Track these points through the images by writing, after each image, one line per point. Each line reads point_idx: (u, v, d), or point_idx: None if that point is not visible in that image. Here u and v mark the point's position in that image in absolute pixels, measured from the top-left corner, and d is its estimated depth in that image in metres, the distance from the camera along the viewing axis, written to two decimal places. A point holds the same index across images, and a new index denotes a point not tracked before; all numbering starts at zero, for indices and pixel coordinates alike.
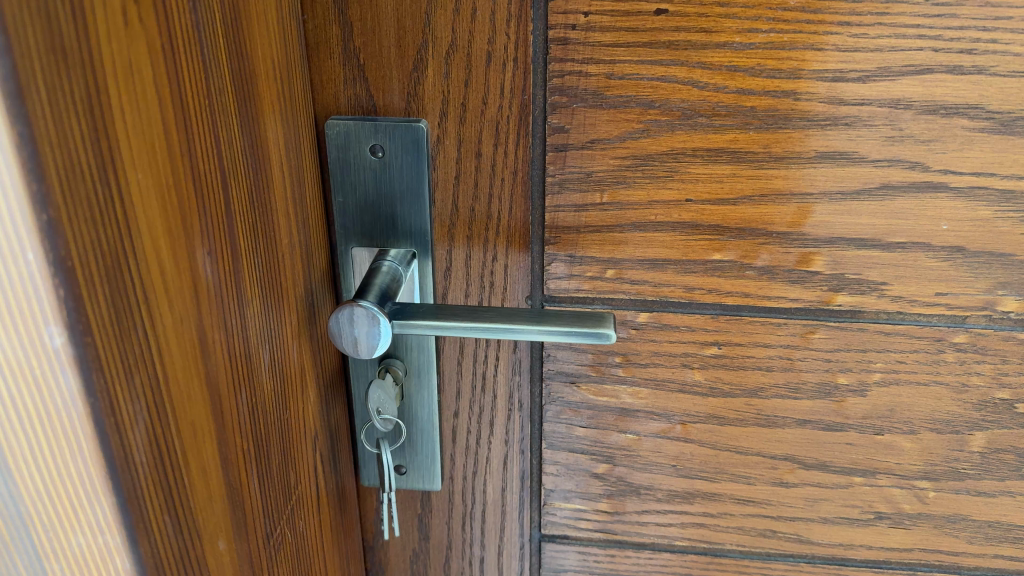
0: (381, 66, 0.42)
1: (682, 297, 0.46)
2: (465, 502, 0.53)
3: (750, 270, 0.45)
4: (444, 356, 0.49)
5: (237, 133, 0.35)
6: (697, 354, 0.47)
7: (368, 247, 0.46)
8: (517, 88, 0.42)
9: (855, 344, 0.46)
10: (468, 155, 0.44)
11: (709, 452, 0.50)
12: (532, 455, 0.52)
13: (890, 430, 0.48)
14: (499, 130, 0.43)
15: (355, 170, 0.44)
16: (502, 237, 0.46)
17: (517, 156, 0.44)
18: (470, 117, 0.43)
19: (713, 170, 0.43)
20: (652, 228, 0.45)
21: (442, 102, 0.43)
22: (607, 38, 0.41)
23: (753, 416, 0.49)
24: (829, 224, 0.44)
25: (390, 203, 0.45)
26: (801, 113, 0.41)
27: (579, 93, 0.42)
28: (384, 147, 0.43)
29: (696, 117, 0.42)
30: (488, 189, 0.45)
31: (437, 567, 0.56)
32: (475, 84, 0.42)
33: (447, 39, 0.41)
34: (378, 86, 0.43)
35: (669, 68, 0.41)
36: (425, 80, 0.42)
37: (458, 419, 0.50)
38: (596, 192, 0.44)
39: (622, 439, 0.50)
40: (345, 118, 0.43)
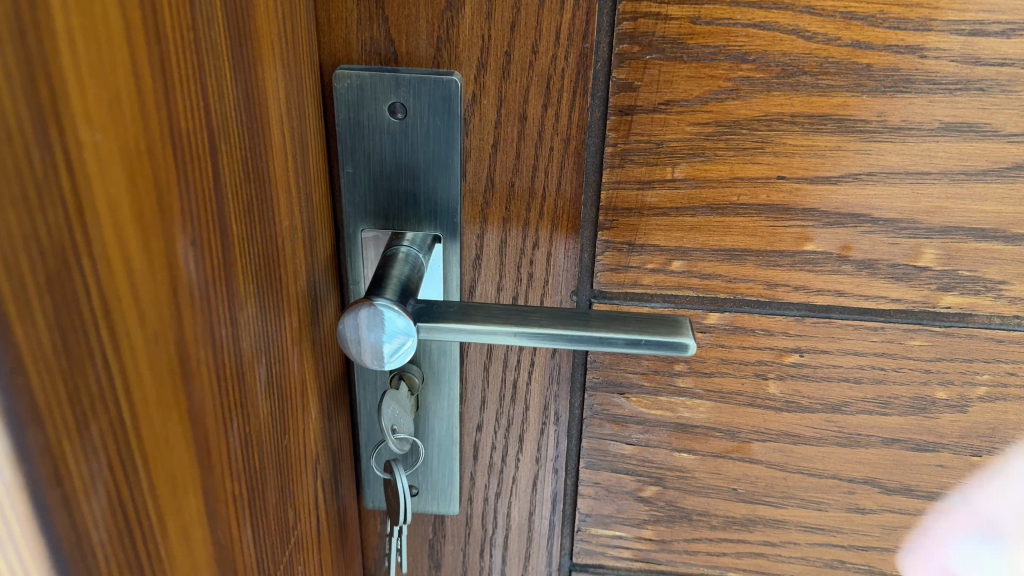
0: (406, 2, 0.34)
1: (761, 295, 0.39)
2: (485, 527, 0.46)
3: (846, 266, 0.38)
4: (468, 361, 0.41)
5: (231, 77, 0.26)
6: (774, 363, 0.40)
7: (380, 231, 0.38)
8: (577, 33, 0.34)
9: (960, 353, 0.39)
10: (511, 118, 0.36)
11: (777, 474, 0.43)
12: (567, 474, 0.44)
13: (990, 451, 0.41)
14: (551, 85, 0.35)
15: (369, 133, 0.35)
16: (545, 221, 0.38)
17: (572, 120, 0.35)
18: (515, 71, 0.35)
19: (813, 142, 0.35)
20: (732, 211, 0.37)
21: (481, 49, 0.34)
22: None
23: (833, 433, 0.42)
24: (946, 212, 0.36)
25: (411, 175, 0.36)
26: (927, 74, 0.34)
27: (655, 42, 0.34)
28: (406, 105, 0.35)
29: (798, 75, 0.34)
30: (533, 159, 0.36)
31: None
32: (523, 27, 0.34)
33: None
34: (401, 28, 0.34)
35: (770, 13, 0.33)
36: (461, 21, 0.34)
37: (482, 433, 0.43)
38: (666, 165, 0.36)
39: (675, 459, 0.43)
40: (358, 68, 0.34)
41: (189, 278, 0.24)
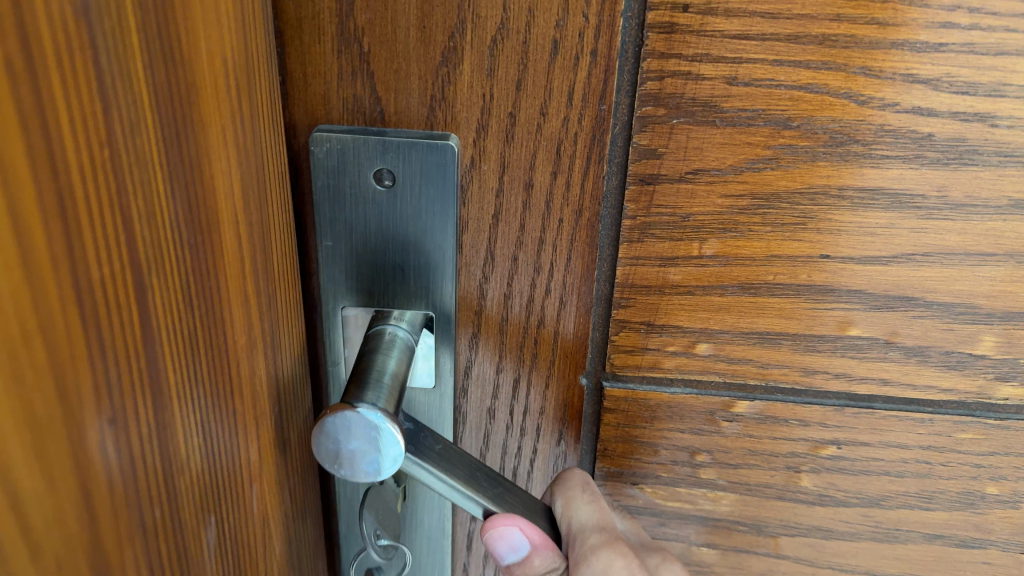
0: (394, 56, 0.29)
1: (797, 382, 0.34)
2: None
3: (894, 352, 0.33)
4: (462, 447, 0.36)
5: (167, 188, 0.20)
6: (808, 455, 0.35)
7: (362, 309, 0.33)
8: (593, 93, 0.29)
9: (1016, 447, 0.35)
10: (515, 186, 0.31)
11: (806, 571, 0.39)
12: None
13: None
14: (561, 152, 0.30)
15: (351, 204, 0.31)
16: (553, 301, 0.33)
17: (586, 189, 0.31)
18: (521, 134, 0.30)
19: (863, 218, 0.31)
20: (767, 292, 0.32)
21: (481, 109, 0.29)
22: (734, 27, 0.28)
23: (870, 528, 0.37)
24: (1010, 295, 0.32)
25: (399, 249, 0.31)
26: (997, 145, 0.29)
27: (684, 104, 0.29)
28: (394, 172, 0.30)
29: (849, 144, 0.29)
30: (540, 231, 0.32)
31: None
32: (531, 86, 0.29)
33: (495, 17, 0.28)
34: (388, 84, 0.29)
35: (818, 74, 0.28)
36: (459, 78, 0.29)
37: (478, 522, 0.38)
38: (692, 240, 0.31)
39: (693, 552, 0.39)
40: (338, 129, 0.30)
41: (105, 464, 0.18)
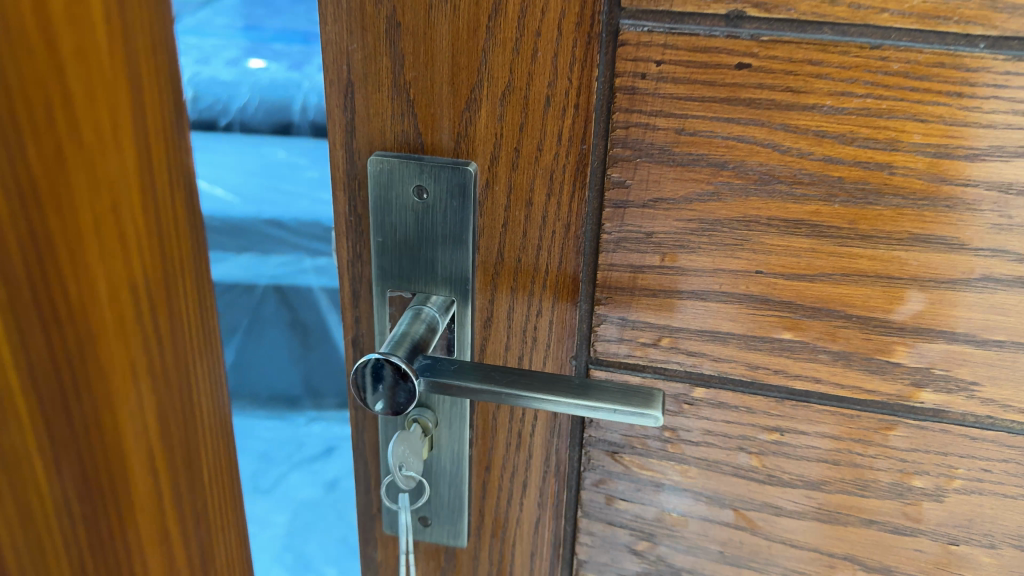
0: (432, 103, 0.39)
1: (744, 375, 0.42)
2: (491, 561, 0.50)
3: (823, 355, 0.40)
4: (478, 410, 0.45)
5: (104, 344, 0.19)
6: (756, 438, 0.43)
7: (402, 291, 0.43)
8: (577, 136, 0.38)
9: (935, 445, 0.41)
10: (519, 204, 0.41)
11: (761, 542, 0.46)
12: (566, 519, 0.48)
13: (966, 542, 0.43)
14: (554, 179, 0.40)
15: (397, 210, 0.41)
16: (548, 294, 0.42)
17: (572, 209, 0.40)
18: (524, 164, 0.40)
19: (790, 243, 0.38)
20: (716, 298, 0.40)
21: (495, 143, 0.39)
22: (680, 90, 0.37)
23: (813, 509, 0.44)
24: (917, 314, 0.39)
25: (431, 246, 0.42)
26: (896, 189, 0.37)
27: (645, 148, 0.38)
28: (428, 188, 0.41)
29: (775, 183, 0.37)
30: (537, 238, 0.41)
31: None
32: (531, 129, 0.39)
33: (505, 78, 0.38)
34: (428, 123, 0.40)
35: (748, 128, 0.37)
36: (478, 120, 0.39)
37: (490, 474, 0.47)
38: (655, 253, 0.40)
39: (665, 517, 0.46)
40: (390, 155, 0.40)
41: None
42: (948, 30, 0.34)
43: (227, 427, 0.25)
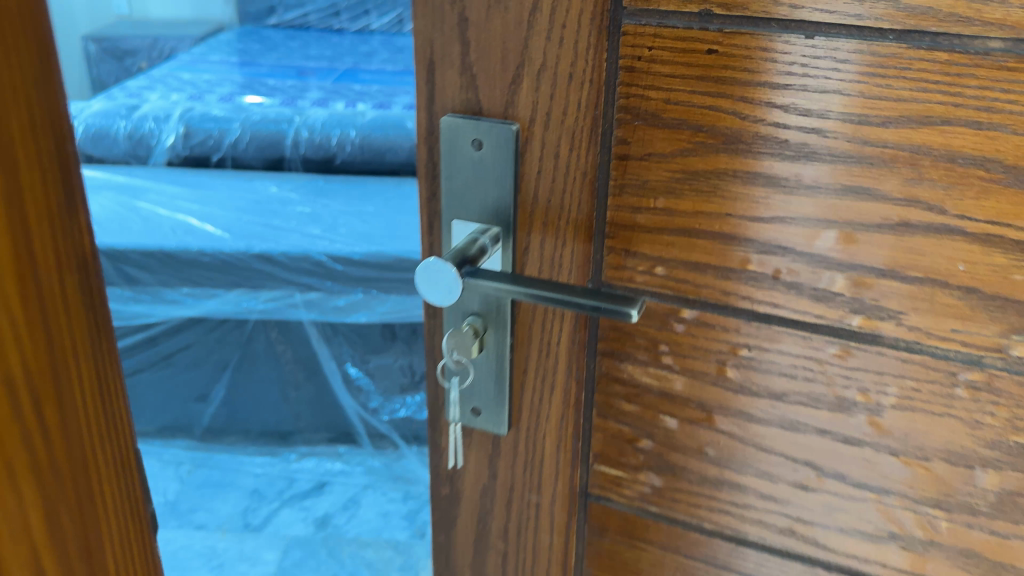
0: (487, 76, 0.48)
1: (716, 299, 0.48)
2: (528, 454, 0.57)
3: (776, 287, 0.47)
4: (521, 321, 0.53)
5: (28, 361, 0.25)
6: (730, 353, 0.49)
7: (463, 223, 0.52)
8: (590, 103, 0.46)
9: (874, 367, 0.47)
10: (548, 156, 0.49)
11: (735, 443, 0.52)
12: (582, 422, 0.55)
13: (905, 454, 0.49)
14: (574, 138, 0.47)
15: (458, 157, 0.50)
16: (567, 232, 0.50)
17: (587, 160, 0.48)
18: (553, 124, 0.48)
19: (749, 190, 0.45)
20: (692, 233, 0.47)
21: (532, 109, 0.48)
22: (665, 69, 0.44)
23: (776, 417, 0.50)
24: (852, 252, 0.45)
25: (483, 188, 0.51)
26: (829, 147, 0.43)
27: (640, 113, 0.45)
28: (483, 141, 0.49)
29: (737, 143, 0.44)
30: (562, 184, 0.49)
31: (499, 510, 0.60)
32: (559, 97, 0.47)
33: (539, 58, 0.46)
34: (484, 91, 0.49)
35: (715, 100, 0.43)
36: (521, 93, 0.48)
37: (528, 374, 0.54)
38: (647, 197, 0.47)
39: (656, 419, 0.53)
40: (457, 116, 0.50)
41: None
42: (865, 24, 0.40)
43: (126, 453, 0.31)
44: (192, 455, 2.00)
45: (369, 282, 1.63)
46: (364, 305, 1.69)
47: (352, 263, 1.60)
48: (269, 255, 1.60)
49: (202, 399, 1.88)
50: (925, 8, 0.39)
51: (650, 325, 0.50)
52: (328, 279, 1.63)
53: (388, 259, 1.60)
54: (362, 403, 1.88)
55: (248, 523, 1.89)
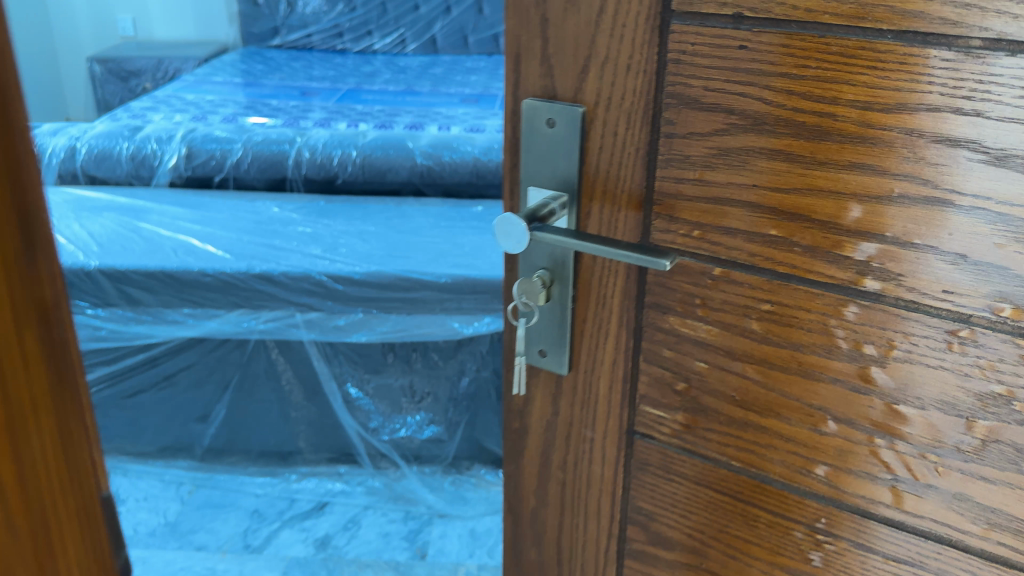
0: (562, 66, 0.58)
1: (746, 260, 0.55)
2: (584, 392, 0.67)
3: (796, 248, 0.54)
4: (583, 276, 0.63)
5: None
6: (757, 307, 0.56)
7: (538, 191, 0.62)
8: (644, 89, 0.55)
9: (877, 322, 0.53)
10: (607, 134, 0.57)
11: (761, 389, 0.59)
12: (633, 366, 0.63)
13: (903, 402, 0.54)
14: (629, 118, 0.56)
15: (536, 134, 0.60)
16: (622, 200, 0.58)
17: (638, 138, 0.56)
18: (611, 107, 0.57)
19: (773, 166, 0.52)
20: (726, 202, 0.54)
21: (596, 94, 0.57)
22: (705, 61, 0.52)
23: (795, 366, 0.57)
24: (858, 220, 0.51)
25: (555, 161, 0.60)
26: (838, 131, 0.49)
27: (685, 97, 0.53)
28: (556, 121, 0.59)
29: (763, 125, 0.51)
30: (618, 158, 0.57)
31: (561, 441, 0.70)
32: (617, 84, 0.56)
33: (603, 51, 0.56)
34: (559, 79, 0.58)
35: (746, 87, 0.51)
36: (588, 80, 0.57)
37: (587, 323, 0.64)
38: (690, 169, 0.54)
39: (695, 365, 0.60)
40: (536, 99, 0.60)
41: None
42: (867, 26, 0.47)
43: (82, 498, 0.36)
44: (193, 473, 2.07)
45: (369, 302, 1.79)
46: (367, 324, 1.82)
47: (354, 284, 1.77)
48: (269, 275, 1.76)
49: (203, 419, 1.97)
50: (918, 8, 0.45)
51: (689, 280, 0.58)
52: (328, 299, 1.78)
53: (390, 279, 1.76)
54: (365, 422, 1.97)
55: (249, 546, 1.88)
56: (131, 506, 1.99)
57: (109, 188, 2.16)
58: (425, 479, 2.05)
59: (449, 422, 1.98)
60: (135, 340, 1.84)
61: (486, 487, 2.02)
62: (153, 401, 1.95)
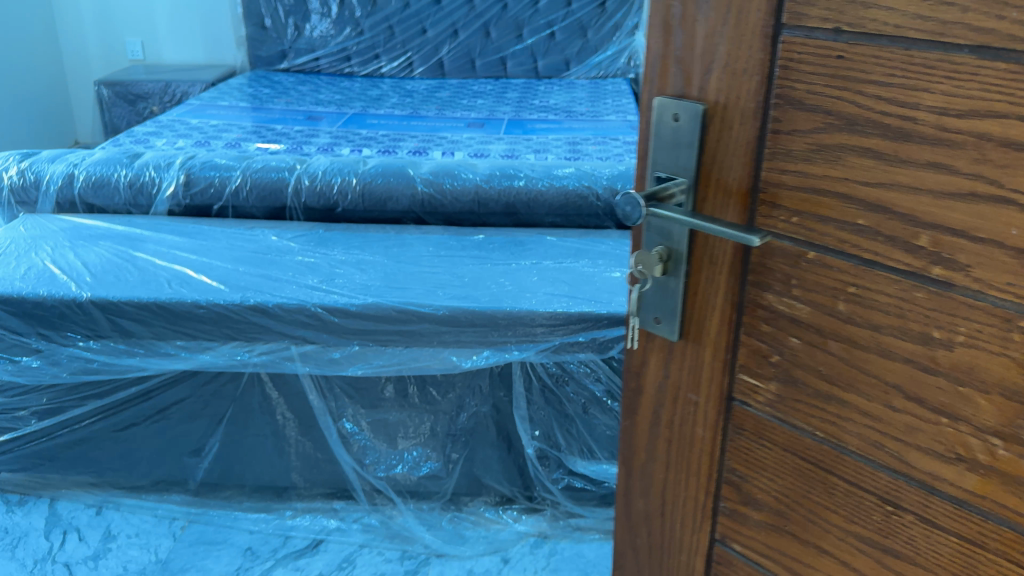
0: (690, 68, 0.66)
1: (834, 246, 0.62)
2: (691, 360, 0.75)
3: (878, 237, 0.59)
4: (696, 253, 0.70)
5: None
6: (842, 290, 0.62)
7: (664, 175, 0.71)
8: (755, 90, 0.62)
9: (947, 308, 0.57)
10: (721, 130, 0.65)
11: (842, 366, 0.64)
12: (735, 337, 0.70)
13: (968, 386, 0.58)
14: (742, 116, 0.64)
15: (664, 126, 0.69)
16: (731, 189, 0.66)
17: (749, 133, 0.63)
18: (726, 106, 0.65)
19: (861, 162, 0.58)
20: (821, 192, 0.61)
21: (714, 93, 0.65)
22: (808, 68, 0.59)
23: (873, 346, 0.62)
24: (933, 213, 0.56)
25: (677, 150, 0.69)
26: (917, 133, 0.55)
27: (791, 98, 0.61)
28: (681, 115, 0.68)
29: (854, 125, 0.58)
30: (729, 151, 0.65)
31: (670, 402, 0.78)
32: (732, 85, 0.64)
33: (724, 56, 0.64)
34: (686, 79, 0.67)
35: (841, 92, 0.58)
36: (709, 81, 0.65)
37: (696, 296, 0.72)
38: (791, 162, 0.62)
39: (787, 339, 0.67)
40: (668, 95, 0.68)
41: None
42: (946, 41, 0.53)
43: None
44: (185, 510, 2.09)
45: (365, 334, 1.79)
46: (363, 357, 1.81)
47: (350, 317, 1.77)
48: (263, 307, 1.78)
49: (197, 453, 1.99)
50: (992, 27, 0.51)
51: (785, 260, 0.65)
52: (322, 330, 1.79)
53: (386, 311, 1.77)
54: (359, 460, 1.95)
55: None
56: (122, 543, 2.01)
57: (116, 220, 2.23)
58: (420, 515, 2.02)
59: (444, 459, 1.95)
60: (127, 374, 1.86)
61: (485, 526, 2.02)
62: (145, 435, 1.97)
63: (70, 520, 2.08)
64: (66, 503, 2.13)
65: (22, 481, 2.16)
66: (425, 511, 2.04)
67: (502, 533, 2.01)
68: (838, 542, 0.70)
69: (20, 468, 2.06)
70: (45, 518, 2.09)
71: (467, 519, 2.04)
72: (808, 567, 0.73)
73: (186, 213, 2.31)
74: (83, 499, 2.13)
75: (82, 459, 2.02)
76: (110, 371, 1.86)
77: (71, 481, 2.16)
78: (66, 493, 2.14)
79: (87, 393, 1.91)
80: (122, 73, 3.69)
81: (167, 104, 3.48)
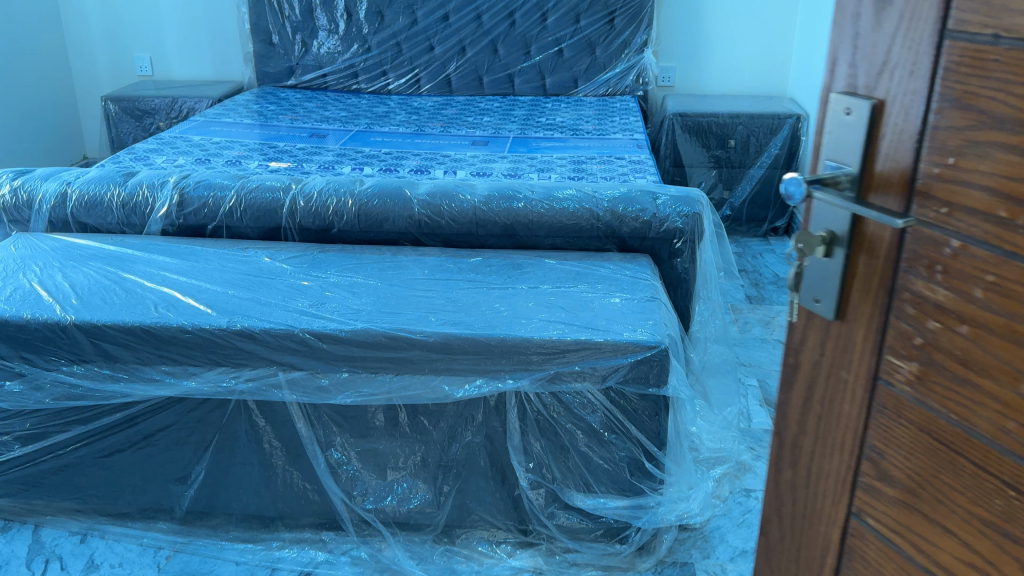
0: (865, 67, 0.72)
1: (979, 236, 0.66)
2: (841, 339, 0.80)
3: (1017, 228, 0.63)
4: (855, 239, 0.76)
5: None
6: (983, 279, 0.66)
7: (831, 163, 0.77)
8: (918, 88, 0.68)
9: None
10: (885, 125, 0.71)
11: (977, 351, 0.68)
12: (883, 320, 0.75)
13: None
14: (906, 112, 0.69)
15: (835, 119, 0.75)
16: (889, 180, 0.71)
17: (910, 128, 0.69)
18: (892, 102, 0.70)
19: (1006, 157, 0.62)
20: (970, 185, 0.65)
21: (883, 91, 0.71)
22: (964, 69, 0.64)
23: (1006, 333, 0.65)
24: None
25: (843, 141, 0.74)
26: None
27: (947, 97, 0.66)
28: (849, 110, 0.73)
29: (1003, 122, 0.62)
30: (891, 145, 0.70)
31: (822, 379, 0.84)
32: (899, 83, 0.69)
33: (896, 56, 0.70)
34: (859, 77, 0.73)
35: (994, 91, 0.63)
36: (879, 79, 0.71)
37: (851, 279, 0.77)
38: (944, 156, 0.67)
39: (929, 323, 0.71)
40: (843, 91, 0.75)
41: None
42: None
43: None
44: (172, 539, 2.03)
45: (353, 361, 1.79)
46: (351, 384, 1.79)
47: (338, 343, 1.77)
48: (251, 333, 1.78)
49: (184, 481, 1.95)
50: None
51: (933, 248, 0.69)
52: (310, 356, 1.78)
53: (377, 337, 1.76)
54: (348, 491, 1.91)
55: None
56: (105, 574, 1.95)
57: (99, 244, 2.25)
58: (409, 548, 1.96)
59: (434, 490, 1.90)
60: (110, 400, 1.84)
61: (478, 561, 1.94)
62: (131, 462, 1.94)
63: (53, 547, 2.03)
64: (49, 529, 2.08)
65: (9, 506, 2.12)
66: (414, 544, 1.98)
67: (495, 568, 1.92)
68: (963, 522, 0.72)
69: (9, 493, 2.03)
70: (28, 547, 2.04)
71: (459, 553, 1.96)
72: (934, 546, 0.76)
73: (181, 234, 2.39)
74: (68, 525, 2.08)
75: (65, 484, 2.00)
76: (95, 396, 1.85)
77: (53, 509, 2.11)
78: (51, 519, 2.09)
79: (71, 418, 1.89)
80: (132, 90, 3.75)
81: (172, 121, 3.51)
